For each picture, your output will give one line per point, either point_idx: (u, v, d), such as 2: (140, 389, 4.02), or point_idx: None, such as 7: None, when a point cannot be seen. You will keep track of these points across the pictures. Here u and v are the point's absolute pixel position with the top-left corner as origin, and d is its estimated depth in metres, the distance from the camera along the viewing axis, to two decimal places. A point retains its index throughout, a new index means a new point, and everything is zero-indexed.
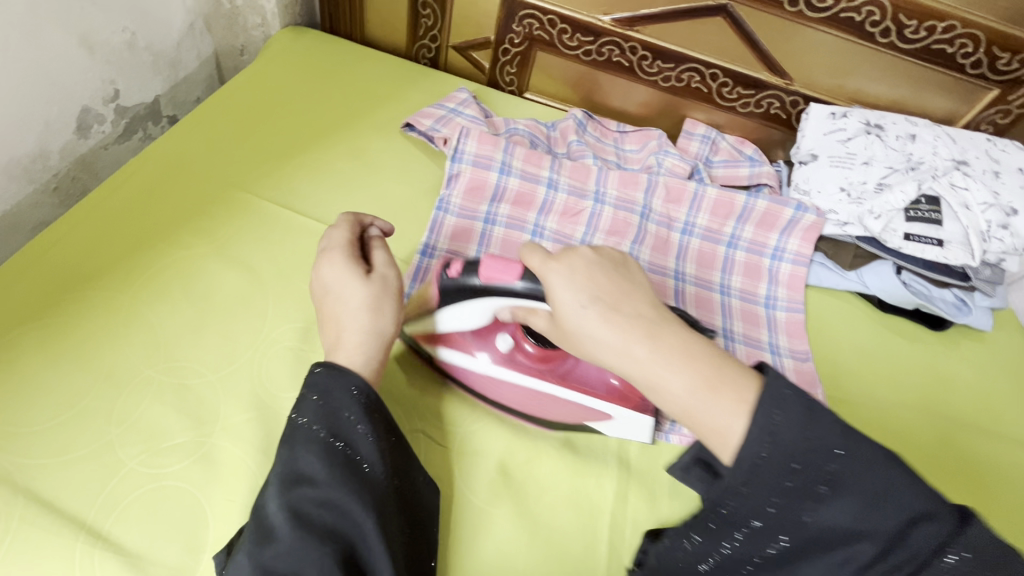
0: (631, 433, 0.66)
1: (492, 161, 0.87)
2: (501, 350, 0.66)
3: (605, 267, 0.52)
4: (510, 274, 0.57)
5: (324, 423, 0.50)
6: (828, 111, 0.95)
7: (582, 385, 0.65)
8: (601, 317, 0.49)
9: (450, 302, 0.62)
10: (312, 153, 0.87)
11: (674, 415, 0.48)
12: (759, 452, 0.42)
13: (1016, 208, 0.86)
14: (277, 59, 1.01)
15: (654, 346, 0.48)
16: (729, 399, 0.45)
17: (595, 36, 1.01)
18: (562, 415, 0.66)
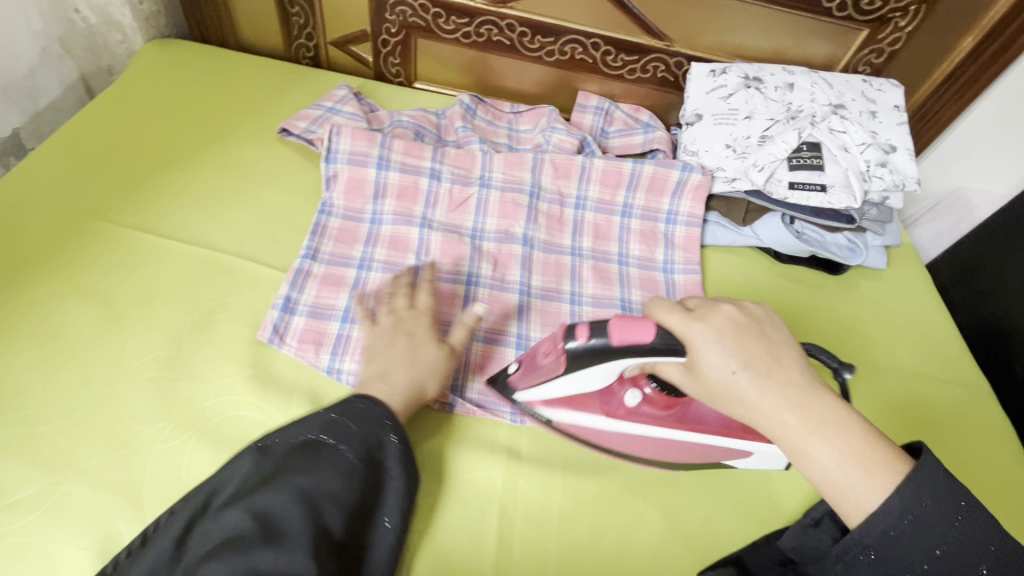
0: (767, 465, 0.67)
1: (369, 157, 0.83)
2: (629, 405, 0.64)
3: (753, 331, 0.52)
4: (645, 334, 0.53)
5: (357, 449, 0.52)
6: (707, 69, 0.94)
7: (714, 426, 0.64)
8: (753, 382, 0.50)
9: (581, 369, 0.58)
10: (179, 172, 0.83)
11: (816, 483, 0.49)
12: (892, 527, 0.46)
13: (894, 144, 0.88)
14: (141, 75, 0.96)
15: (804, 416, 0.49)
16: (880, 480, 0.47)
17: (470, 17, 0.98)
18: (689, 454, 0.65)
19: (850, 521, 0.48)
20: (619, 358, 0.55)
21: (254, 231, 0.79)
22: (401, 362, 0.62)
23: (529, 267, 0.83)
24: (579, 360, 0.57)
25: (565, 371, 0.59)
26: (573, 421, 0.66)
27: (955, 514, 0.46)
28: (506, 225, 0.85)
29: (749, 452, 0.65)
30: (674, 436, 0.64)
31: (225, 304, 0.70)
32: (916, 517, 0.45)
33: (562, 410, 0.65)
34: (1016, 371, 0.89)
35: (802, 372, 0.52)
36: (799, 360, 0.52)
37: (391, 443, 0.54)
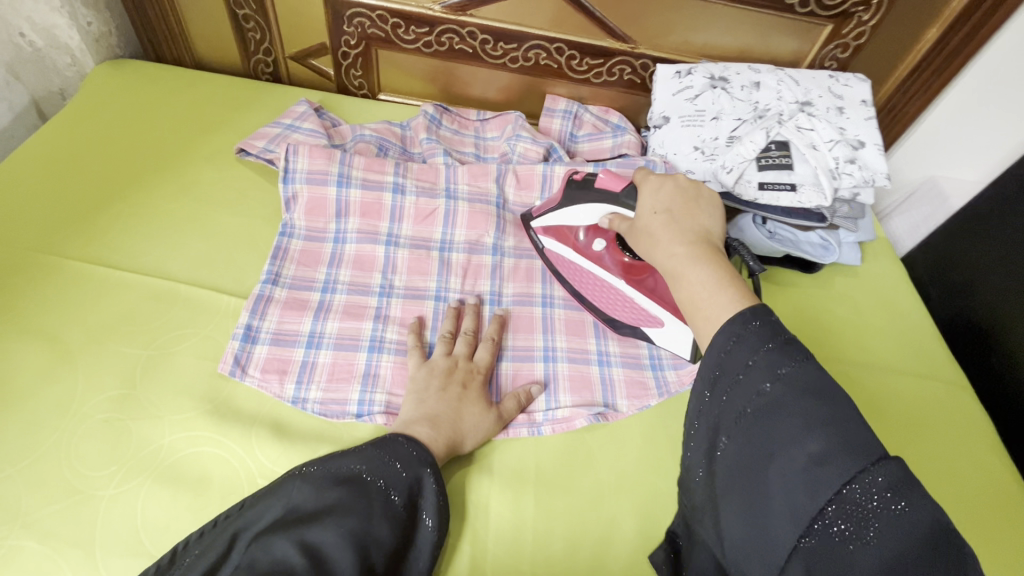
0: (676, 350, 0.73)
1: (329, 175, 0.81)
2: (596, 250, 0.77)
3: (688, 194, 0.60)
4: (616, 184, 0.67)
5: (402, 493, 0.54)
6: (673, 71, 0.93)
7: (656, 297, 0.73)
8: (666, 223, 0.57)
9: (569, 204, 0.73)
10: (133, 197, 0.80)
11: (682, 301, 0.53)
12: (725, 347, 0.45)
13: (862, 140, 0.87)
14: (92, 98, 0.93)
15: (691, 249, 0.54)
16: (732, 296, 0.49)
17: (429, 26, 0.96)
18: (630, 312, 0.76)
19: (698, 331, 0.50)
20: (594, 201, 0.69)
21: (211, 257, 0.76)
22: (455, 410, 0.63)
23: (499, 276, 0.81)
24: (570, 186, 0.73)
25: (559, 203, 0.75)
26: (554, 250, 0.80)
27: (762, 333, 0.44)
28: (475, 236, 0.84)
29: (661, 322, 0.74)
30: (614, 283, 0.76)
31: (182, 335, 0.68)
32: (743, 341, 0.45)
33: (551, 240, 0.80)
34: (991, 364, 0.89)
35: (710, 232, 0.57)
36: (717, 232, 0.58)
37: (431, 487, 0.56)
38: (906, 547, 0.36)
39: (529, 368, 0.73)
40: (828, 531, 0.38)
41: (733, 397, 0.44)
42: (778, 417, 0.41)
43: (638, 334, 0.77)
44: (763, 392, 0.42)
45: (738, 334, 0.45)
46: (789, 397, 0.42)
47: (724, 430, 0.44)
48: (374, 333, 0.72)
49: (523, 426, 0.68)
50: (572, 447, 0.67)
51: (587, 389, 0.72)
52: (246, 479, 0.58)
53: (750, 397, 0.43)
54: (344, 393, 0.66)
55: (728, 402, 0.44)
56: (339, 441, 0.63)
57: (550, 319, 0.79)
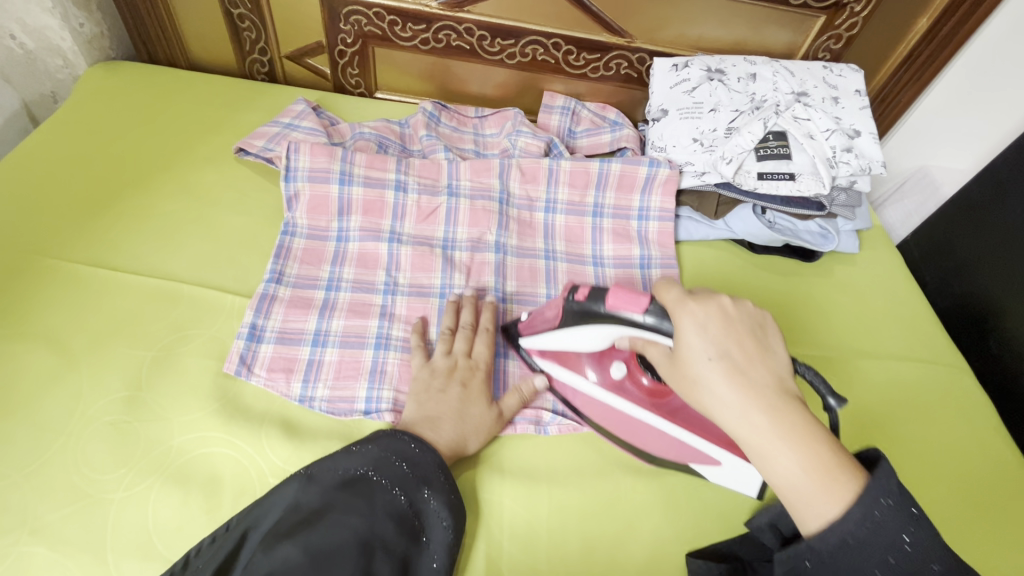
0: (735, 484, 0.64)
1: (330, 174, 0.80)
2: (614, 377, 0.67)
3: (744, 326, 0.49)
4: (635, 305, 0.55)
5: (404, 490, 0.55)
6: (670, 64, 0.94)
7: (695, 426, 0.63)
8: (726, 375, 0.46)
9: (575, 323, 0.63)
10: (131, 199, 0.79)
11: (775, 486, 0.46)
12: (869, 508, 0.42)
13: (857, 129, 0.88)
14: (84, 100, 0.91)
15: (770, 417, 0.46)
16: (838, 494, 0.43)
17: (427, 23, 0.96)
18: (667, 450, 0.65)
19: (800, 524, 0.45)
20: (609, 322, 0.59)
21: (212, 258, 0.75)
22: (457, 412, 0.63)
23: (504, 273, 0.81)
24: (573, 310, 0.62)
25: (561, 324, 0.65)
26: (564, 380, 0.70)
27: (899, 510, 0.42)
28: (478, 234, 0.83)
29: (715, 460, 0.63)
30: (644, 416, 0.66)
31: (186, 336, 0.67)
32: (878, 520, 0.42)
33: (554, 364, 0.70)
34: (989, 348, 0.90)
35: (783, 377, 0.48)
36: (784, 364, 0.49)
37: (439, 485, 0.57)
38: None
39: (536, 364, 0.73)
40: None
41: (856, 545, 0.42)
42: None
43: (684, 469, 0.66)
44: (913, 565, 0.42)
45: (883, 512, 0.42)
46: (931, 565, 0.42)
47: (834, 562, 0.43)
48: (380, 330, 0.71)
49: (529, 424, 0.68)
50: (582, 446, 0.68)
51: None
52: (257, 479, 0.58)
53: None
54: (352, 389, 0.66)
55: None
56: (350, 439, 0.63)
57: None
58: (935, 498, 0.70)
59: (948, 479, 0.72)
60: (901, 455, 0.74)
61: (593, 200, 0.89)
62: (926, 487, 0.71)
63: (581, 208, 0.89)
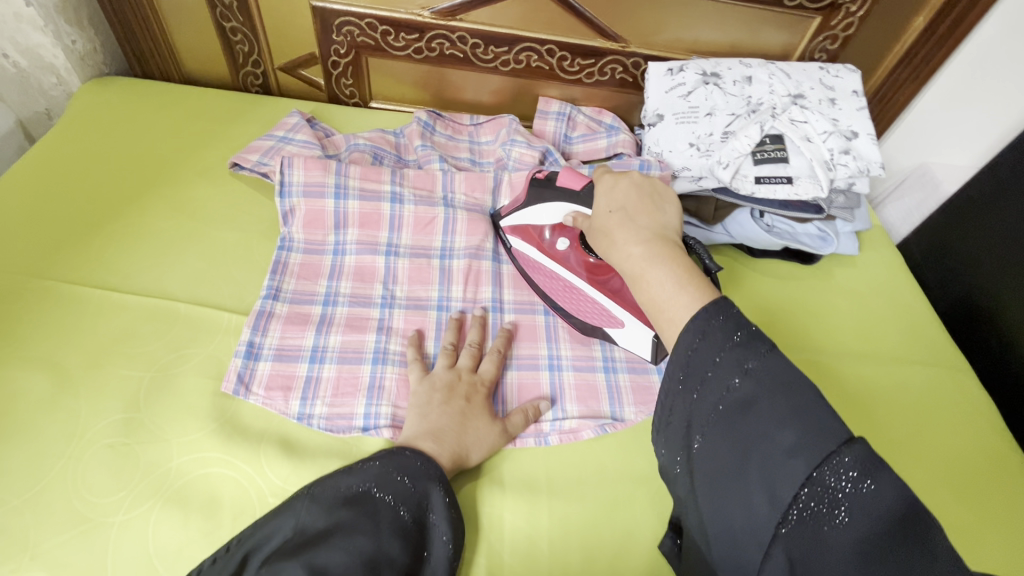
0: (638, 348, 0.73)
1: (325, 188, 0.80)
2: (560, 251, 0.77)
3: (644, 191, 0.60)
4: (577, 181, 0.71)
5: (407, 505, 0.54)
6: (665, 68, 0.93)
7: (619, 297, 0.73)
8: (620, 218, 0.57)
9: (535, 202, 0.76)
10: (127, 218, 0.79)
11: (645, 305, 0.51)
12: (690, 343, 0.45)
13: (855, 130, 0.88)
14: (78, 117, 0.91)
15: (648, 249, 0.53)
16: (689, 293, 0.48)
17: (419, 32, 0.96)
18: (591, 312, 0.75)
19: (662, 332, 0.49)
20: (557, 198, 0.73)
21: (208, 274, 0.75)
22: (458, 423, 0.63)
23: (499, 282, 0.81)
24: (533, 186, 0.77)
25: (525, 202, 0.78)
26: (522, 251, 0.81)
27: (727, 329, 0.45)
28: (476, 242, 0.83)
29: (621, 322, 0.73)
30: (577, 283, 0.76)
31: (183, 355, 0.67)
32: (709, 338, 0.45)
33: (519, 239, 0.81)
34: (991, 346, 0.90)
35: (669, 230, 0.57)
36: (675, 227, 0.58)
37: (440, 500, 0.57)
38: (868, 517, 0.36)
39: (535, 376, 0.73)
40: (820, 526, 0.38)
41: (702, 395, 0.44)
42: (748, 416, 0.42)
43: (604, 336, 0.76)
44: (735, 387, 0.43)
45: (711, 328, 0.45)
46: (760, 394, 0.42)
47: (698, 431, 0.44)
48: (377, 345, 0.71)
49: (530, 436, 0.68)
50: (580, 458, 0.67)
51: (594, 399, 0.72)
52: (257, 499, 0.58)
53: (722, 394, 0.43)
54: (350, 406, 0.66)
55: (702, 403, 0.44)
56: (349, 456, 0.63)
57: (553, 327, 0.79)
58: (942, 502, 0.70)
59: (953, 482, 0.72)
60: (904, 458, 0.73)
61: None
62: (933, 491, 0.71)
63: None
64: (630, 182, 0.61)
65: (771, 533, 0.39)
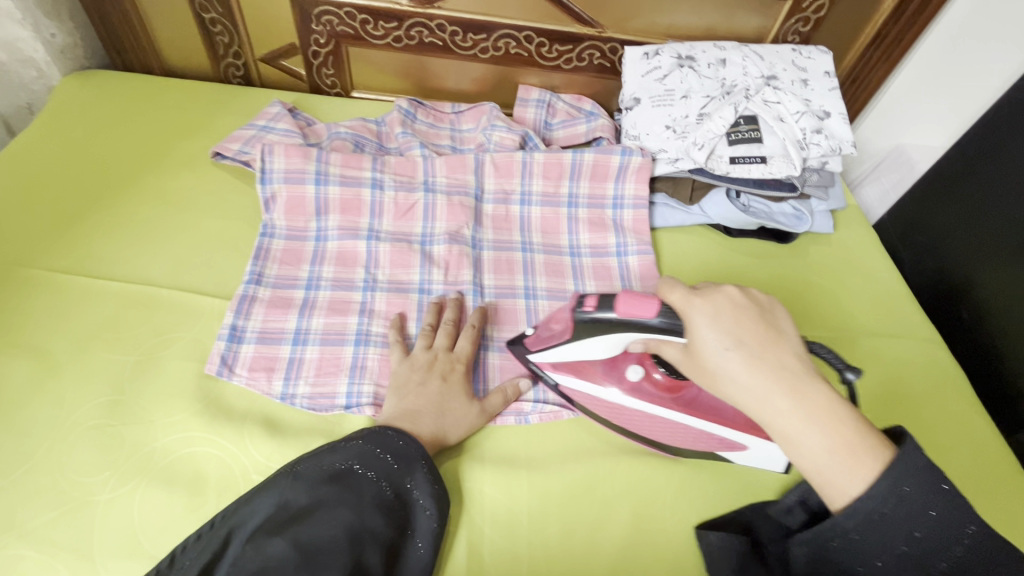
0: (768, 464, 0.66)
1: (306, 174, 0.81)
2: (630, 380, 0.67)
3: (752, 313, 0.51)
4: (648, 310, 0.56)
5: (389, 481, 0.56)
6: (641, 52, 0.94)
7: (722, 419, 0.64)
8: (745, 362, 0.49)
9: (588, 334, 0.62)
10: (109, 208, 0.80)
11: (801, 467, 0.49)
12: (879, 509, 0.45)
13: (827, 110, 0.89)
14: (59, 110, 0.92)
15: (797, 402, 0.48)
16: (867, 468, 0.46)
17: (398, 21, 0.97)
18: (688, 441, 0.66)
19: (829, 504, 0.48)
20: (623, 329, 0.59)
21: (191, 262, 0.76)
22: (434, 403, 0.64)
23: (480, 268, 0.82)
24: (583, 322, 0.61)
25: (569, 337, 0.64)
26: (575, 387, 0.69)
27: (922, 498, 0.45)
28: (455, 228, 0.84)
29: (743, 446, 0.65)
30: (663, 412, 0.66)
31: (167, 340, 0.68)
32: (905, 504, 0.45)
33: (566, 375, 0.69)
34: (962, 319, 0.92)
35: (799, 357, 0.51)
36: (797, 348, 0.51)
37: (422, 476, 0.58)
38: None
39: (516, 356, 0.74)
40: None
41: (884, 560, 0.46)
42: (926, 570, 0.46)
43: (712, 459, 0.67)
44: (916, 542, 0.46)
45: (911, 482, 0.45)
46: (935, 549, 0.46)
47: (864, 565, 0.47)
48: (359, 327, 0.73)
49: (511, 415, 0.69)
50: (560, 435, 0.69)
51: None
52: (241, 475, 0.59)
53: (902, 550, 0.46)
54: (332, 385, 0.67)
55: (878, 563, 0.47)
56: (332, 435, 0.64)
57: (534, 309, 0.80)
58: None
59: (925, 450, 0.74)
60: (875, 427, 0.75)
61: (568, 191, 0.90)
62: None
63: (556, 198, 0.90)
64: (733, 303, 0.52)
65: None
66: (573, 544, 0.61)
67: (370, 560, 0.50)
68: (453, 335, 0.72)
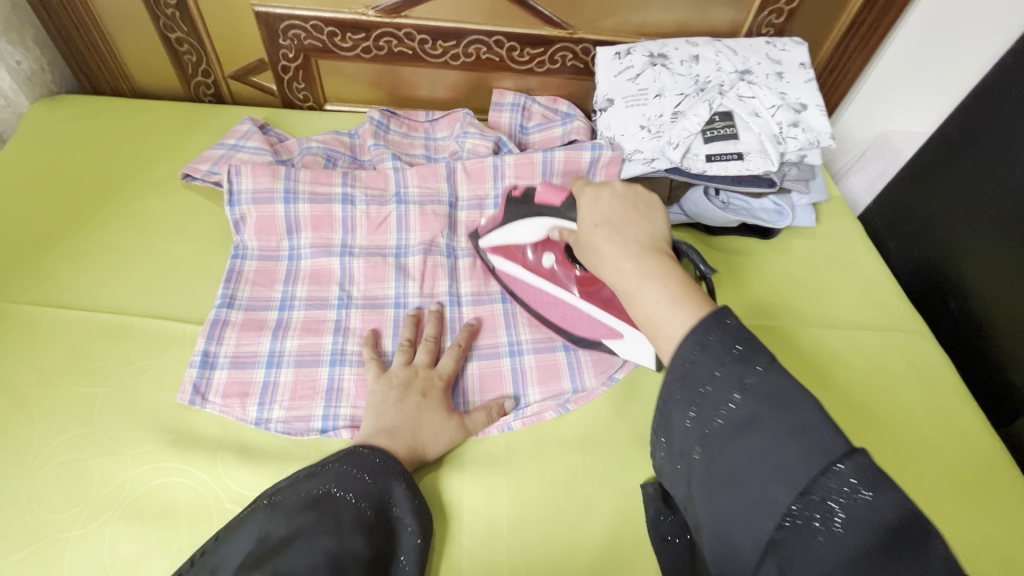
0: (640, 359, 0.67)
1: (275, 193, 0.80)
2: (546, 267, 0.73)
3: (627, 201, 0.54)
4: (556, 197, 0.63)
5: (370, 502, 0.54)
6: (612, 52, 0.93)
7: (610, 306, 0.68)
8: (605, 234, 0.51)
9: (510, 219, 0.71)
10: (79, 236, 0.79)
11: (639, 326, 0.47)
12: (688, 355, 0.41)
13: (804, 103, 0.88)
14: (27, 138, 0.91)
15: (640, 263, 0.48)
16: (689, 313, 0.43)
17: (366, 32, 0.95)
18: (586, 326, 0.71)
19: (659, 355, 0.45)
20: (535, 216, 0.66)
21: (162, 286, 0.75)
22: (412, 420, 0.63)
23: (456, 277, 0.81)
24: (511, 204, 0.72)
25: (501, 222, 0.73)
26: (507, 270, 0.77)
27: (731, 342, 0.40)
28: (430, 237, 0.83)
29: (620, 334, 0.68)
30: (568, 295, 0.71)
31: (138, 369, 0.67)
32: (709, 349, 0.40)
33: (501, 258, 0.77)
34: (951, 310, 0.90)
35: (658, 239, 0.51)
36: (663, 235, 0.52)
37: (402, 493, 0.57)
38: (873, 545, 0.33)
39: (496, 364, 0.73)
40: (810, 538, 0.34)
41: (698, 410, 0.40)
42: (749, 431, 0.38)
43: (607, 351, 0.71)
44: (735, 405, 0.39)
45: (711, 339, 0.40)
46: (762, 410, 0.38)
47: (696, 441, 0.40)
48: (335, 347, 0.71)
49: (494, 428, 0.67)
50: (543, 438, 0.67)
51: (555, 378, 0.73)
52: (214, 504, 0.58)
53: (721, 409, 0.39)
54: (308, 409, 0.66)
55: (694, 416, 0.40)
56: (307, 459, 0.63)
57: (512, 313, 0.79)
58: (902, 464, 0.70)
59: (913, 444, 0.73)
60: (866, 424, 0.74)
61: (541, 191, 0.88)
62: (893, 453, 0.71)
63: None
64: (610, 193, 0.55)
65: (766, 552, 0.35)
66: (554, 557, 0.59)
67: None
68: (434, 351, 0.71)
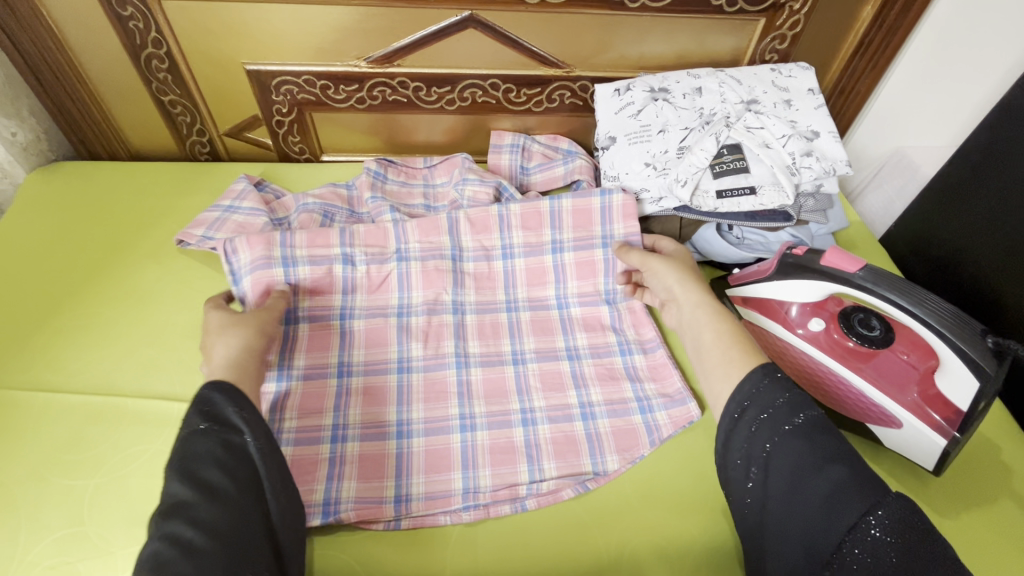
0: (913, 454, 0.64)
1: (272, 260, 0.76)
2: (813, 330, 0.71)
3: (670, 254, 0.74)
4: (851, 264, 0.64)
5: (207, 423, 0.48)
6: (612, 89, 0.90)
7: (892, 389, 0.64)
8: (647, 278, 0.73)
9: (786, 274, 0.70)
10: (72, 313, 0.77)
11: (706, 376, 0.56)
12: (760, 382, 0.51)
13: (816, 130, 0.84)
14: (24, 209, 0.90)
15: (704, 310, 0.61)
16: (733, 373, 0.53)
17: (359, 83, 0.94)
18: (848, 403, 0.68)
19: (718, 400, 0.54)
20: (817, 278, 0.66)
21: (158, 362, 0.72)
22: (221, 337, 0.58)
23: (464, 334, 0.77)
24: (786, 262, 0.70)
25: (772, 276, 0.72)
26: (762, 327, 0.75)
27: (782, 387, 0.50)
28: (433, 296, 0.80)
29: (898, 423, 0.64)
30: (827, 366, 0.68)
31: (132, 455, 0.63)
32: (775, 384, 0.50)
33: (755, 314, 0.75)
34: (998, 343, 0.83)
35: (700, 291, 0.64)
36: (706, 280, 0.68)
37: (229, 397, 0.49)
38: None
39: (507, 431, 0.68)
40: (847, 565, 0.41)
41: (760, 428, 0.49)
42: (799, 450, 0.46)
43: (861, 432, 0.68)
44: (792, 426, 0.48)
45: (760, 385, 0.51)
46: (802, 443, 0.47)
47: (751, 463, 0.48)
48: (337, 420, 0.68)
49: (505, 503, 0.62)
50: (562, 519, 0.62)
51: (573, 452, 0.66)
52: None
53: (780, 427, 0.48)
54: (308, 492, 0.62)
55: (757, 431, 0.49)
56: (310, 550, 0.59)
57: (524, 377, 0.74)
58: (966, 515, 0.62)
59: (979, 494, 0.64)
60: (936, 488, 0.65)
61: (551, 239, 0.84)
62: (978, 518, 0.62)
63: (540, 249, 0.84)
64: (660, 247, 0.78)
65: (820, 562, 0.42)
66: None
67: (218, 483, 0.45)
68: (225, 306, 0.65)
